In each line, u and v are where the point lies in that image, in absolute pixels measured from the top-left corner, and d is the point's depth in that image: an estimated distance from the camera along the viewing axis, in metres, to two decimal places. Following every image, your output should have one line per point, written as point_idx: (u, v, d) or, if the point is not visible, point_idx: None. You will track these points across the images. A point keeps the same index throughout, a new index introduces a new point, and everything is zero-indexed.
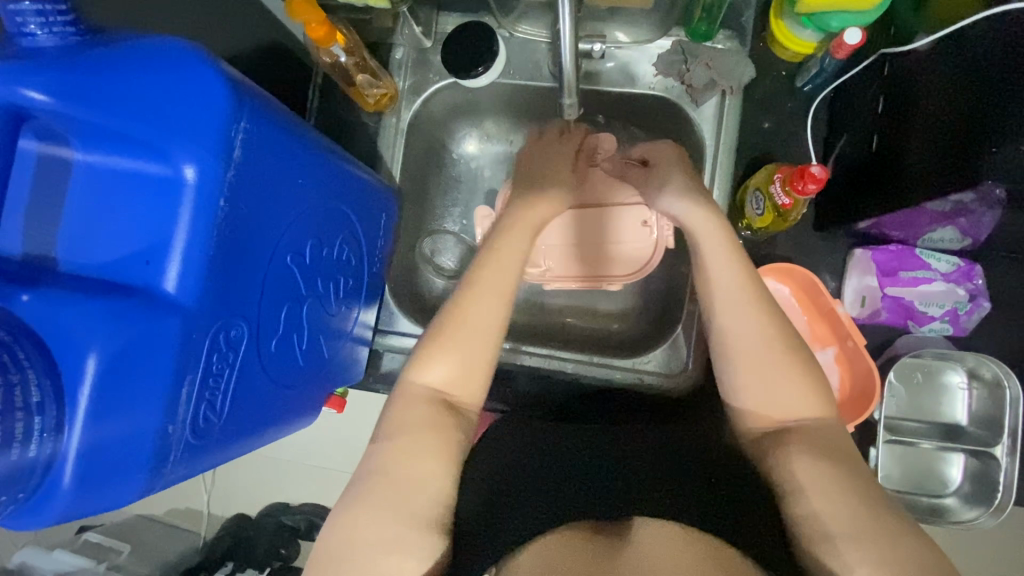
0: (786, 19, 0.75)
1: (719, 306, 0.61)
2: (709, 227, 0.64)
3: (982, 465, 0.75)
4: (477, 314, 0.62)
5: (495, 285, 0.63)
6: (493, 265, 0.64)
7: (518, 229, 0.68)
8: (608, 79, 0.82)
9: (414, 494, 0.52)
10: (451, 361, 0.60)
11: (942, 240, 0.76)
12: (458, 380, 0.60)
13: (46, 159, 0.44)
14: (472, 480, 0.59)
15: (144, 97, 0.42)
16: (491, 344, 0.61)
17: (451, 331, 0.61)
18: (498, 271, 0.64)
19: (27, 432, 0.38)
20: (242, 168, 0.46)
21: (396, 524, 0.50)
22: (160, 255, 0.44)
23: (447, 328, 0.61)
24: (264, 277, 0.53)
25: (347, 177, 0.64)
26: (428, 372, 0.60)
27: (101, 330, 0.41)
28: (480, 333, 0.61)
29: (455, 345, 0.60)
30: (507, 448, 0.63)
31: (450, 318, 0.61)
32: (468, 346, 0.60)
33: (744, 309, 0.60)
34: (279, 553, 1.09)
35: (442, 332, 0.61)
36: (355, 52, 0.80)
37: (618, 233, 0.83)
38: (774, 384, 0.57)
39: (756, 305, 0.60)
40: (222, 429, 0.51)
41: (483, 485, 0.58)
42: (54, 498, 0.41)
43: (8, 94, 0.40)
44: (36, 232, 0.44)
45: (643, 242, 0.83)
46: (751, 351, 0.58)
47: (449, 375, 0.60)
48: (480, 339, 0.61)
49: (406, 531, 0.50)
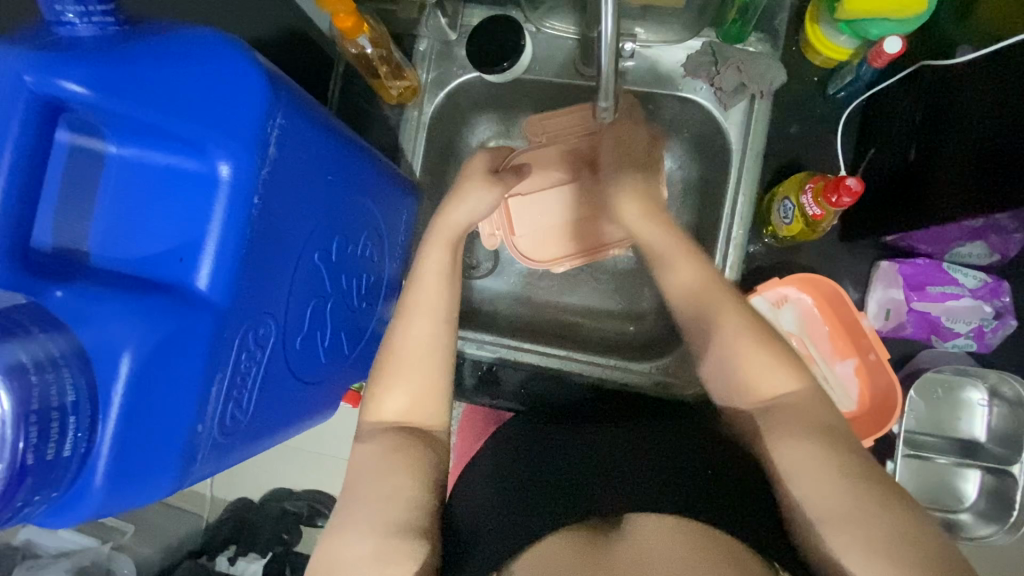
0: (822, 25, 0.73)
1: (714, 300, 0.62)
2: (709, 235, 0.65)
3: (1000, 483, 0.74)
4: (418, 340, 0.62)
5: (431, 307, 0.63)
6: (430, 281, 0.64)
7: (447, 241, 0.66)
8: (636, 78, 0.80)
9: (394, 501, 0.53)
10: (403, 390, 0.61)
11: (970, 254, 0.76)
12: (417, 409, 0.60)
13: (80, 151, 0.43)
14: (464, 491, 0.60)
15: (182, 90, 0.41)
16: (439, 365, 0.62)
17: (394, 364, 0.61)
18: (436, 293, 0.64)
19: (62, 432, 0.38)
20: (277, 165, 0.46)
21: (377, 531, 0.51)
22: (194, 252, 0.43)
23: (394, 361, 0.61)
24: (293, 275, 0.52)
25: (372, 172, 0.63)
26: (385, 404, 0.60)
27: (135, 329, 0.40)
28: (426, 357, 0.62)
29: (405, 377, 0.61)
30: (494, 455, 0.63)
31: (391, 348, 0.62)
32: (414, 374, 0.61)
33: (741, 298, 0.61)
34: (280, 539, 1.11)
35: (389, 366, 0.61)
36: (381, 44, 0.78)
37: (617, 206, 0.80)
38: (771, 375, 0.57)
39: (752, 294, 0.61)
40: (248, 427, 0.51)
41: (477, 491, 0.59)
42: (87, 495, 0.40)
43: (44, 86, 0.39)
44: (68, 226, 0.43)
45: None
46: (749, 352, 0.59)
47: (405, 403, 0.60)
48: (427, 361, 0.62)
49: (387, 537, 0.50)
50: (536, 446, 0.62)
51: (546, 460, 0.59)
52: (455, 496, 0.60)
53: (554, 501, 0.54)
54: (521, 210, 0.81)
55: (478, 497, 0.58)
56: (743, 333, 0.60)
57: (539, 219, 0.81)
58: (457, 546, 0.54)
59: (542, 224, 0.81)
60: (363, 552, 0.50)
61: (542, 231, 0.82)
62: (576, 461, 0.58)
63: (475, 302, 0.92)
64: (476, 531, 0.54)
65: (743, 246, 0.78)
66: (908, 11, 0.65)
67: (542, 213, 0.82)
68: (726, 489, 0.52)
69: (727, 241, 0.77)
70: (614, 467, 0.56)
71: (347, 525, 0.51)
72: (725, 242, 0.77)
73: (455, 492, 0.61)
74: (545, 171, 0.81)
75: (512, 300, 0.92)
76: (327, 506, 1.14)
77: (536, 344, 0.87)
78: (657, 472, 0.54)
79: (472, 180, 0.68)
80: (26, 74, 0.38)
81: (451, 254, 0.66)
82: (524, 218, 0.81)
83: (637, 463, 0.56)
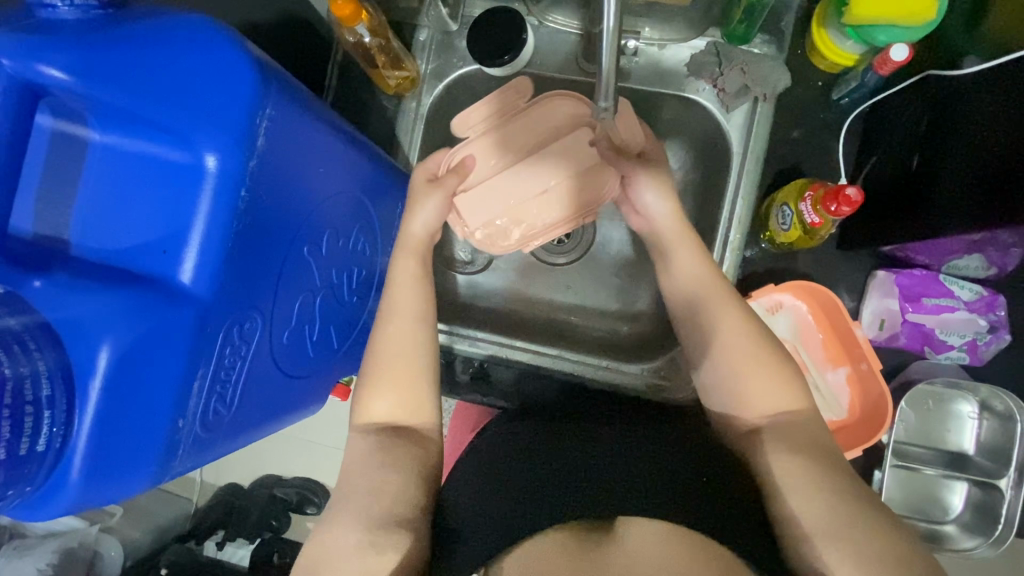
0: (829, 28, 0.72)
1: (700, 304, 0.65)
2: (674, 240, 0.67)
3: (986, 495, 0.75)
4: (394, 342, 0.63)
5: (408, 309, 0.65)
6: (403, 290, 0.65)
7: (416, 250, 0.67)
8: (638, 77, 0.79)
9: (378, 496, 0.55)
10: (388, 393, 0.62)
11: (968, 267, 0.76)
12: (405, 409, 0.62)
13: (61, 137, 0.42)
14: (449, 488, 0.60)
15: (166, 77, 0.40)
16: (420, 365, 0.63)
17: (377, 368, 0.63)
18: (415, 295, 0.66)
19: (36, 427, 0.37)
20: (265, 157, 0.44)
21: (361, 527, 0.53)
22: (177, 244, 0.42)
23: (374, 362, 0.63)
24: (281, 268, 0.51)
25: (365, 165, 0.62)
26: (371, 407, 0.61)
27: (112, 321, 0.39)
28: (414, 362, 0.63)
29: (385, 380, 0.62)
30: (481, 452, 0.63)
31: (374, 352, 0.64)
32: (398, 377, 0.62)
33: (721, 303, 0.64)
34: (270, 525, 1.12)
35: (374, 372, 0.63)
36: (379, 33, 0.77)
37: (573, 162, 0.72)
38: (762, 389, 0.59)
39: (728, 301, 0.63)
40: (231, 422, 0.50)
41: (464, 488, 0.59)
42: (63, 490, 0.40)
43: (24, 70, 0.37)
44: (49, 213, 0.42)
45: (596, 163, 0.72)
46: (736, 359, 0.61)
47: (392, 405, 0.62)
48: (410, 361, 0.63)
49: (370, 532, 0.52)
50: (520, 445, 0.61)
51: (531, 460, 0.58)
52: (441, 493, 0.60)
53: (539, 501, 0.54)
54: (471, 208, 0.73)
55: (466, 496, 0.57)
56: (734, 343, 0.61)
57: (500, 202, 0.73)
58: (444, 543, 0.54)
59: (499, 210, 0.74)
60: (349, 543, 0.52)
61: (503, 218, 0.74)
62: (559, 460, 0.57)
63: (469, 298, 0.91)
64: (463, 529, 0.54)
65: (739, 252, 0.77)
66: (917, 18, 0.64)
67: (495, 199, 0.73)
68: (714, 494, 0.52)
69: (724, 245, 0.76)
70: (598, 467, 0.55)
71: (332, 524, 0.54)
72: (722, 245, 0.76)
73: (441, 487, 0.61)
74: (496, 152, 0.73)
75: (505, 295, 0.91)
76: (316, 496, 1.12)
77: (520, 341, 0.85)
78: (640, 475, 0.54)
79: (415, 193, 0.69)
80: (5, 58, 0.37)
81: (421, 258, 0.67)
82: (476, 213, 0.74)
83: (621, 463, 0.55)
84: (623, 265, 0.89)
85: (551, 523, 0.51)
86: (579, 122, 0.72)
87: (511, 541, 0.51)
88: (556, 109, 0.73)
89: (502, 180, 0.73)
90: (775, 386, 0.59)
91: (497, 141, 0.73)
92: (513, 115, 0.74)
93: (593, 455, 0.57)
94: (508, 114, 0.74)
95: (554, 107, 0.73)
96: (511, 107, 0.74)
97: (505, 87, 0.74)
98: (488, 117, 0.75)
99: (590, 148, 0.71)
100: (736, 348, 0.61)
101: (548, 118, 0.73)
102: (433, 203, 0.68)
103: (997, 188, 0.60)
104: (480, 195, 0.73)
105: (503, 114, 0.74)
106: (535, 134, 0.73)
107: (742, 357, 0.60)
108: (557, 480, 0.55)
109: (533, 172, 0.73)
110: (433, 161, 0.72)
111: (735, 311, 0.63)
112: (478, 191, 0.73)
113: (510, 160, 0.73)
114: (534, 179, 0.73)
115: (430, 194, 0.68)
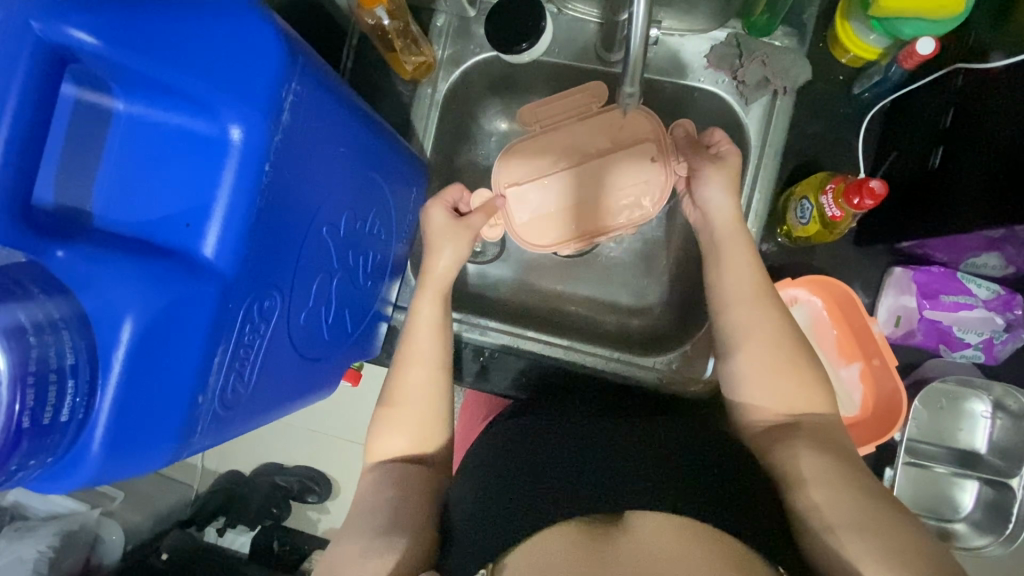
0: (854, 22, 0.71)
1: (727, 299, 0.66)
2: (730, 236, 0.69)
3: (997, 495, 0.75)
4: (411, 385, 0.68)
5: (419, 359, 0.69)
6: (421, 334, 0.70)
7: (435, 298, 0.72)
8: (655, 67, 0.78)
9: (381, 509, 0.59)
10: (400, 434, 0.66)
11: (985, 265, 0.75)
12: (413, 444, 0.66)
13: (85, 107, 0.42)
14: (455, 488, 0.62)
15: (193, 46, 0.39)
16: (432, 409, 0.67)
17: (388, 414, 0.67)
18: (430, 341, 0.69)
19: (60, 396, 0.36)
20: (291, 131, 0.44)
21: (368, 537, 0.56)
22: (202, 217, 0.41)
23: (384, 412, 0.67)
24: (301, 248, 0.51)
25: (383, 146, 0.62)
26: (385, 445, 0.66)
27: (137, 292, 0.38)
28: (424, 404, 0.67)
29: (394, 420, 0.66)
30: (495, 446, 0.63)
31: (388, 398, 0.68)
32: (407, 418, 0.66)
33: (751, 304, 0.65)
34: (272, 512, 1.12)
35: (385, 412, 0.67)
36: (398, 16, 0.75)
37: (622, 183, 0.73)
38: (777, 392, 0.61)
39: (760, 304, 0.65)
40: (248, 401, 0.50)
41: (473, 484, 0.59)
42: (83, 462, 0.39)
43: (50, 33, 0.36)
44: (70, 183, 0.41)
45: (638, 186, 0.74)
46: (757, 369, 0.62)
47: (404, 444, 0.66)
48: (421, 403, 0.67)
49: (372, 539, 0.55)
50: (520, 438, 0.62)
51: (524, 458, 0.59)
52: (453, 492, 0.61)
53: (552, 493, 0.53)
54: (520, 202, 0.75)
55: (467, 492, 0.59)
56: (756, 344, 0.63)
57: (547, 202, 0.75)
58: (457, 537, 0.55)
59: (549, 207, 0.75)
60: (355, 551, 0.55)
61: (550, 214, 0.75)
62: (557, 454, 0.57)
63: (478, 288, 0.90)
64: (471, 522, 0.55)
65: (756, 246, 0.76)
66: (945, 10, 0.63)
67: (544, 198, 0.75)
68: (725, 486, 0.53)
69: None
70: (591, 462, 0.55)
71: (340, 540, 0.57)
72: None
73: (455, 484, 0.62)
74: (551, 153, 0.74)
75: (512, 286, 0.91)
76: (318, 483, 1.12)
77: (530, 331, 0.84)
78: (635, 473, 0.53)
79: (437, 234, 0.73)
80: (32, 19, 0.36)
81: (440, 305, 0.71)
82: (524, 206, 0.75)
83: (623, 464, 0.55)
84: (634, 260, 0.90)
85: (560, 517, 0.51)
86: (639, 140, 0.72)
87: (520, 535, 0.51)
88: (606, 127, 0.73)
89: (558, 180, 0.74)
90: (782, 375, 0.61)
91: (555, 145, 0.74)
92: (576, 118, 0.74)
93: (590, 450, 0.57)
94: (571, 116, 0.75)
95: (625, 120, 0.72)
96: (576, 109, 0.75)
97: (581, 86, 0.75)
98: (550, 117, 0.76)
99: (642, 169, 0.73)
100: (757, 346, 0.63)
101: (615, 127, 0.73)
102: (458, 239, 0.72)
103: (999, 188, 0.62)
104: (533, 189, 0.74)
105: (566, 114, 0.75)
106: (588, 143, 0.73)
107: (758, 347, 0.62)
108: (549, 476, 0.55)
109: (592, 177, 0.73)
110: (452, 194, 0.74)
111: (764, 310, 0.64)
112: (529, 187, 0.74)
113: (566, 161, 0.74)
114: (591, 183, 0.74)
115: (448, 236, 0.72)
